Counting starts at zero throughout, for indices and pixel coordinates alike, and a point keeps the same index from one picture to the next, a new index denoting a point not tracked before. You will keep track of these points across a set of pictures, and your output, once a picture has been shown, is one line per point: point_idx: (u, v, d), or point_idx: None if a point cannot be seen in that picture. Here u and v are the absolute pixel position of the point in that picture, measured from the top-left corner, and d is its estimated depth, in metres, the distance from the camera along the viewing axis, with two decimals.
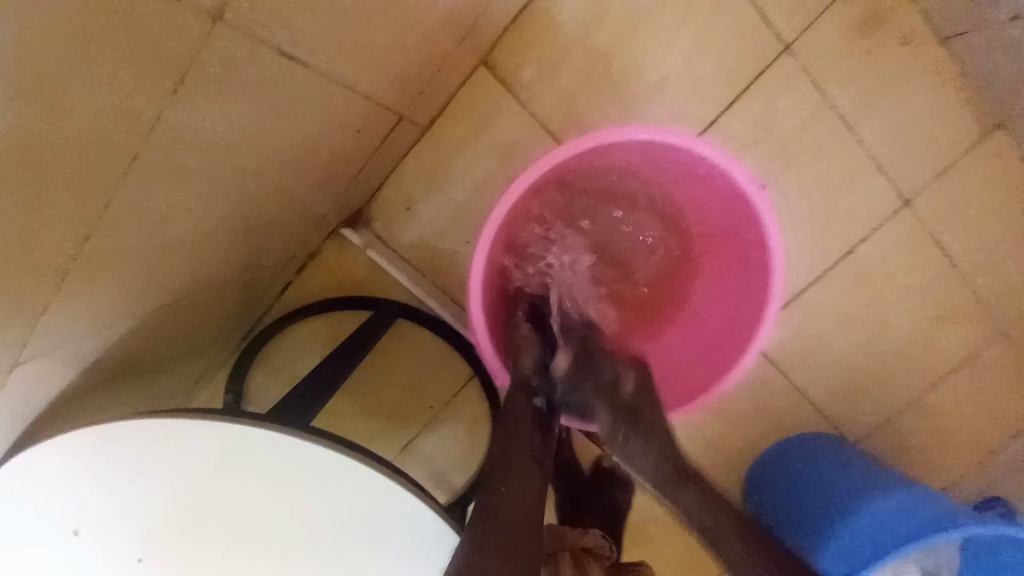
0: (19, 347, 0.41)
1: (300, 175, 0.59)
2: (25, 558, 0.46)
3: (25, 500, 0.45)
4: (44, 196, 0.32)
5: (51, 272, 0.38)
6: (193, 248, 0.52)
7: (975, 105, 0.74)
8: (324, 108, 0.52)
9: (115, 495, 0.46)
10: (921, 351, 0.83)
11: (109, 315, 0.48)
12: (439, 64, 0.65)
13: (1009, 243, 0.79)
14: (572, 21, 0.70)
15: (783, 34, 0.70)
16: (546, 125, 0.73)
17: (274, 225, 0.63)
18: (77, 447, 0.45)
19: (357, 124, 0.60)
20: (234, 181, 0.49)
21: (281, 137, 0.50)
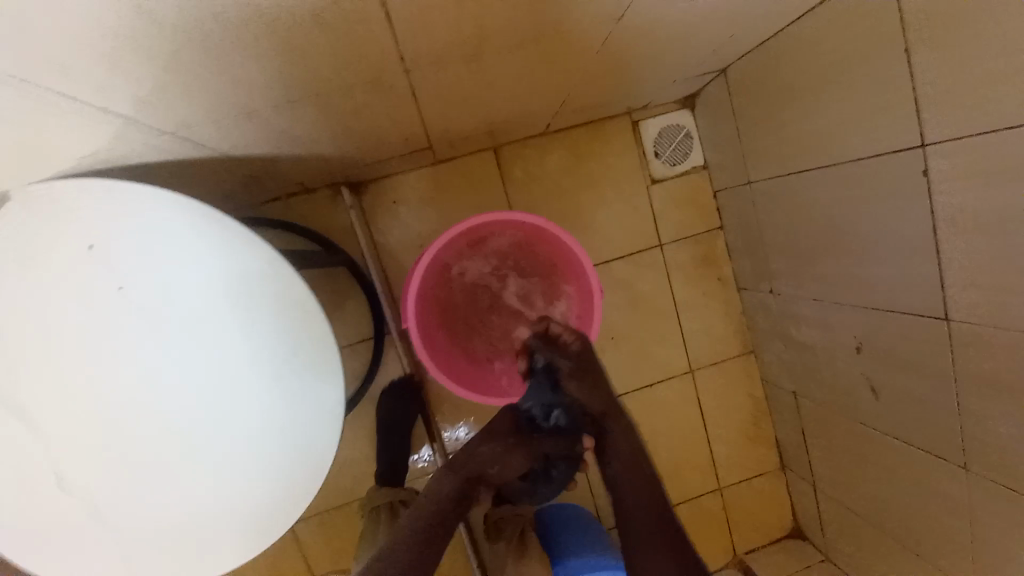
0: (151, 107, 0.54)
1: (351, 150, 0.83)
2: (34, 241, 0.54)
3: (72, 203, 0.55)
4: (225, 91, 0.55)
5: (176, 99, 0.53)
6: (269, 151, 0.73)
7: (747, 334, 1.19)
8: (390, 126, 0.79)
9: (140, 244, 0.56)
10: (669, 476, 1.19)
11: (209, 131, 0.63)
12: (467, 137, 0.96)
13: (739, 429, 1.21)
14: (557, 162, 1.08)
15: (662, 237, 1.13)
16: (512, 207, 1.07)
17: (316, 166, 0.85)
18: (142, 193, 0.56)
19: (402, 142, 0.87)
20: (319, 135, 0.73)
21: (361, 128, 0.75)
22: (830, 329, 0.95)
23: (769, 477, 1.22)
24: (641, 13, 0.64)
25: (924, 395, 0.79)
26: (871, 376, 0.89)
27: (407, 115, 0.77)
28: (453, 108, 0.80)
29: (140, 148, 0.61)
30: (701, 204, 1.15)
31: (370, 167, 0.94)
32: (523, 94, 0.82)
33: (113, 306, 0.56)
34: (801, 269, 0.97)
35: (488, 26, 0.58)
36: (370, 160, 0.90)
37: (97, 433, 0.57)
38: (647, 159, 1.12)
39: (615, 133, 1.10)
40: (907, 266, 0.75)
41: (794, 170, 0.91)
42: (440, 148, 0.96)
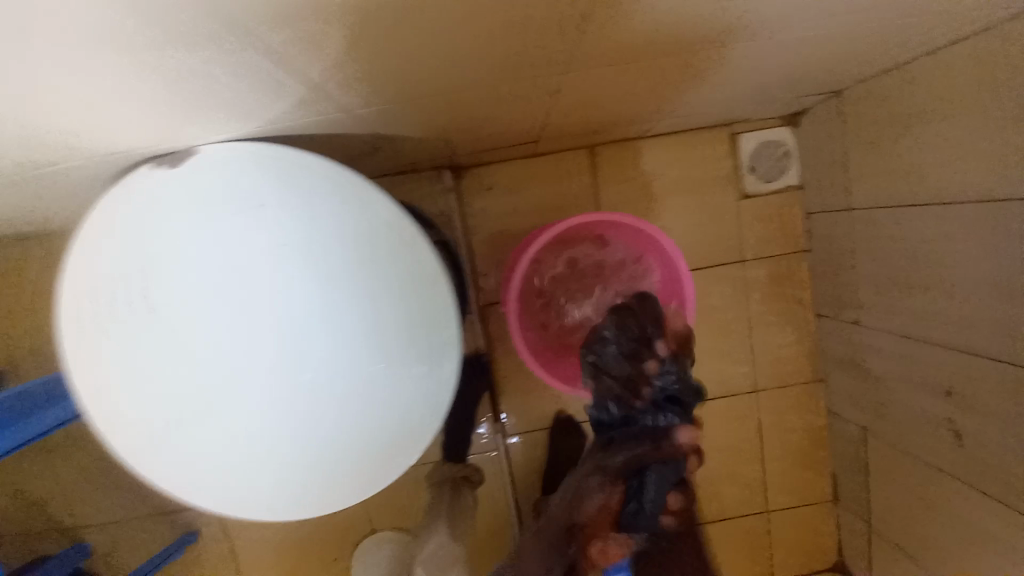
0: (326, 92, 0.58)
1: (464, 138, 0.87)
2: (214, 193, 0.60)
3: (249, 162, 0.60)
4: (388, 80, 0.58)
5: (347, 87, 0.58)
6: (397, 132, 0.77)
7: (817, 362, 1.17)
8: (507, 120, 0.82)
9: (302, 206, 0.61)
10: (716, 491, 1.19)
11: (360, 114, 0.67)
12: (569, 134, 0.98)
13: (795, 456, 1.19)
14: (650, 167, 1.09)
15: (744, 253, 1.12)
16: (600, 206, 1.08)
17: (429, 149, 0.89)
18: (310, 160, 0.61)
19: (510, 135, 0.90)
20: (443, 122, 0.77)
21: (482, 119, 0.79)
22: (917, 371, 0.92)
23: (819, 509, 1.21)
24: (781, 32, 0.64)
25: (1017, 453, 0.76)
26: (955, 423, 0.86)
27: (527, 109, 0.79)
28: (569, 107, 0.82)
29: (300, 122, 0.66)
30: (789, 225, 1.13)
31: (475, 153, 0.97)
32: (637, 97, 0.83)
33: (270, 260, 0.62)
34: (890, 304, 0.95)
35: (634, 33, 0.58)
36: (477, 147, 0.93)
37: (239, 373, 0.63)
38: (741, 173, 1.11)
39: (711, 143, 1.10)
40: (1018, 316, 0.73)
41: (902, 202, 0.88)
42: (543, 140, 0.98)
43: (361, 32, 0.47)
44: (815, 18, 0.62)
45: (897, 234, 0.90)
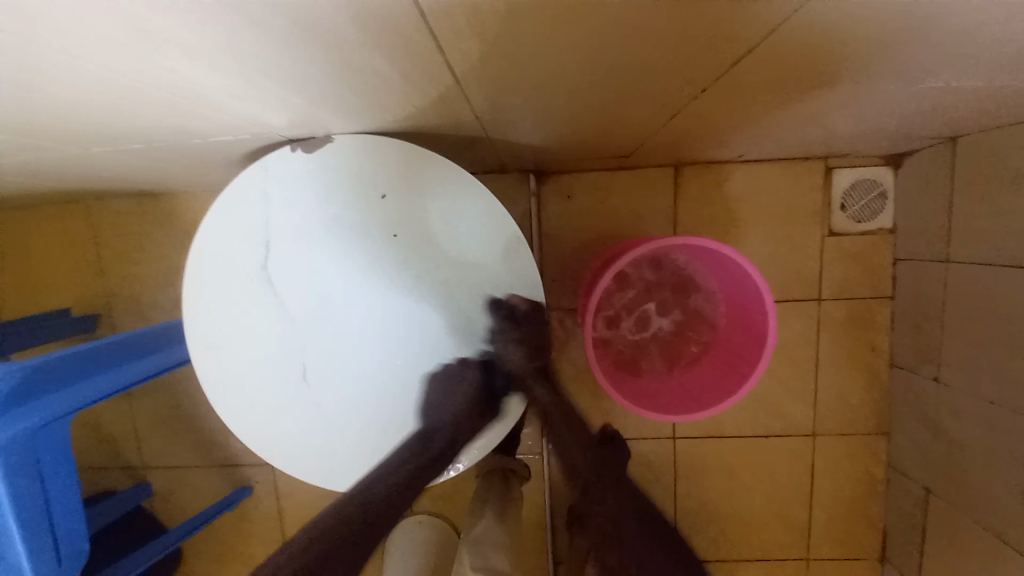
0: (449, 95, 0.61)
1: (557, 145, 0.88)
2: (346, 181, 0.66)
3: (381, 158, 0.66)
4: (508, 87, 0.60)
5: (466, 90, 0.60)
6: (499, 136, 0.79)
7: (884, 414, 1.12)
8: (601, 133, 0.82)
9: (423, 203, 0.67)
10: (757, 530, 1.16)
11: (471, 119, 0.70)
12: (657, 151, 0.98)
13: (845, 506, 1.15)
14: (734, 192, 1.07)
15: (821, 291, 1.09)
16: (676, 226, 1.07)
17: (520, 153, 0.91)
18: (437, 164, 0.67)
19: (600, 147, 0.91)
20: (542, 130, 0.78)
21: (578, 131, 0.79)
22: (997, 441, 0.87)
23: (864, 564, 1.16)
24: (913, 70, 0.61)
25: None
26: None
27: (624, 127, 0.79)
28: (665, 126, 0.81)
29: (420, 126, 0.70)
30: (874, 268, 1.08)
31: (561, 161, 0.98)
32: (734, 124, 0.81)
33: (387, 248, 0.67)
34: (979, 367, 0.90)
35: (758, 62, 0.57)
36: (565, 156, 0.95)
37: (342, 348, 0.68)
38: (829, 208, 1.07)
39: (801, 176, 1.07)
40: None
41: (1008, 263, 0.83)
42: (630, 155, 0.98)
43: (500, 43, 0.48)
44: (949, 62, 0.59)
45: (999, 295, 0.85)
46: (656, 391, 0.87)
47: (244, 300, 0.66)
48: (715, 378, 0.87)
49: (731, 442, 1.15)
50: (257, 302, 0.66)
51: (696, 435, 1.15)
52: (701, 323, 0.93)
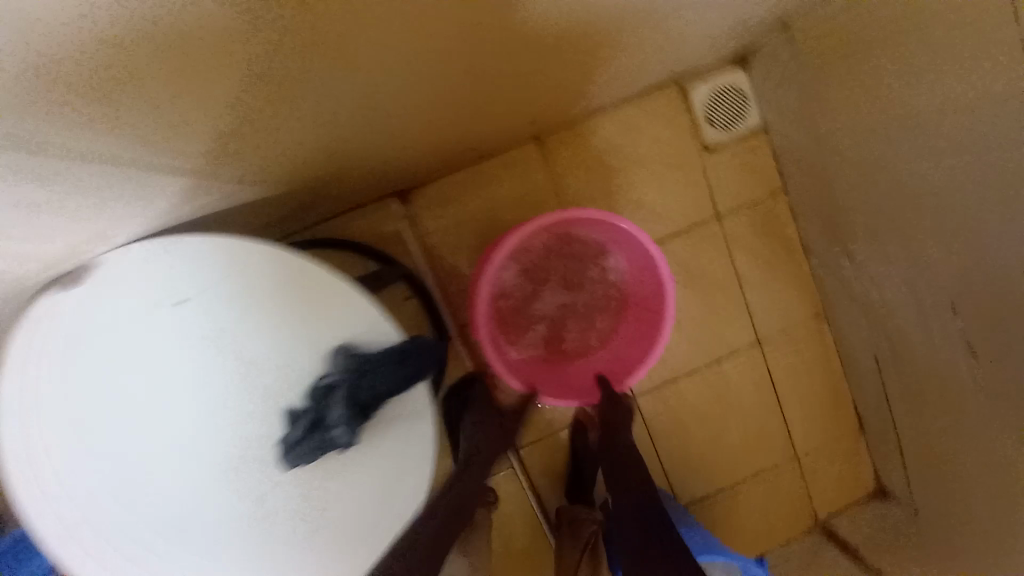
0: (206, 157, 0.53)
1: (395, 162, 0.81)
2: (129, 302, 0.56)
3: (160, 264, 0.56)
4: (274, 128, 0.53)
5: (224, 145, 0.51)
6: (318, 177, 0.72)
7: (818, 302, 1.13)
8: (427, 137, 0.76)
9: (228, 296, 0.57)
10: (744, 453, 1.18)
11: (251, 173, 0.62)
12: (507, 132, 0.93)
13: (813, 399, 1.17)
14: (603, 143, 1.03)
15: (720, 209, 1.08)
16: (560, 195, 1.03)
17: (362, 181, 0.84)
18: (231, 250, 0.57)
19: (443, 148, 0.84)
20: (361, 156, 0.71)
21: (401, 145, 0.73)
22: (919, 291, 0.87)
23: (848, 442, 1.20)
24: None
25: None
26: (969, 340, 0.81)
27: (449, 120, 0.73)
28: (493, 107, 0.76)
29: (205, 201, 0.63)
30: (761, 169, 1.07)
31: (414, 172, 0.92)
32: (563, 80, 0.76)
33: (206, 356, 0.57)
34: (882, 233, 0.90)
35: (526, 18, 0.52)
36: (413, 166, 0.88)
37: (199, 484, 0.58)
38: (699, 127, 1.04)
39: (661, 101, 1.04)
40: (1006, 224, 0.67)
41: (874, 123, 0.82)
42: (481, 144, 0.93)
43: (205, 77, 0.40)
44: None
45: (875, 155, 0.85)
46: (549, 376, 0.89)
47: (59, 471, 0.55)
48: (604, 361, 0.91)
49: (691, 381, 1.14)
50: (77, 466, 0.56)
51: (655, 388, 1.14)
52: (591, 268, 0.93)
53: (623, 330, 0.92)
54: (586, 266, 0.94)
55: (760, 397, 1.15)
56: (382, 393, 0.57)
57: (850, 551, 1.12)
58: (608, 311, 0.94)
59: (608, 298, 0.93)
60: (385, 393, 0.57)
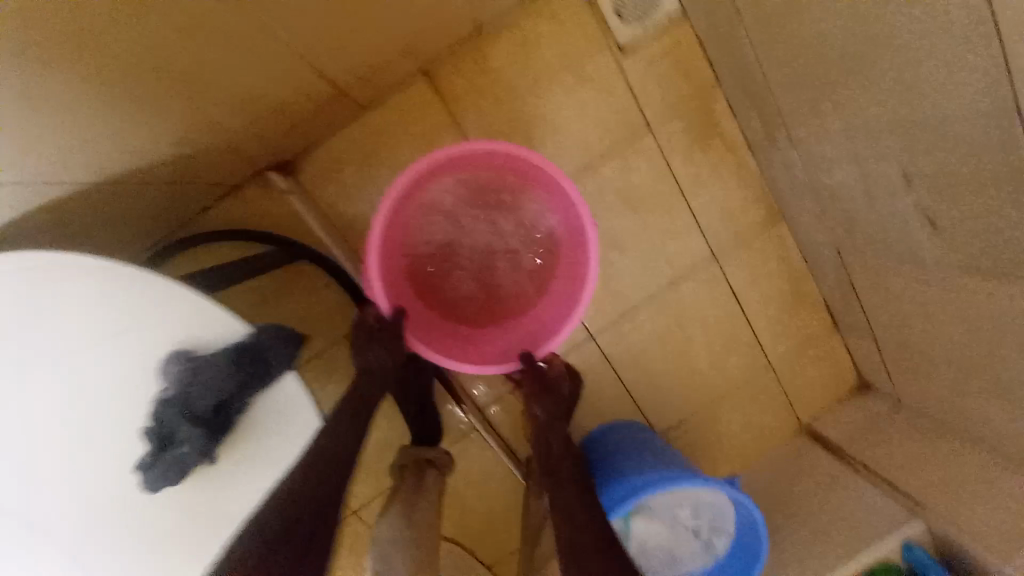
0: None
1: (240, 111, 0.72)
2: None
3: None
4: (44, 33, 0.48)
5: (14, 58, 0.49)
6: (148, 133, 0.65)
7: (769, 198, 1.05)
8: (265, 71, 0.68)
9: (31, 315, 0.55)
10: (716, 370, 1.14)
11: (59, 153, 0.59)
12: (380, 67, 0.81)
13: (779, 302, 1.12)
14: (501, 61, 0.91)
15: (646, 114, 0.97)
16: (466, 134, 0.92)
17: (216, 147, 0.75)
18: (24, 267, 0.55)
19: (296, 90, 0.74)
20: (191, 99, 0.65)
21: (237, 80, 0.67)
22: (866, 167, 0.78)
23: (822, 339, 1.16)
24: None
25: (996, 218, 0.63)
26: (926, 211, 0.73)
27: (234, 25, 0.60)
28: (327, 21, 0.66)
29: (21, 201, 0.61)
30: (684, 59, 0.95)
31: (275, 130, 0.79)
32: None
33: (24, 379, 0.55)
34: (817, 104, 0.80)
35: None
36: (266, 120, 0.76)
37: (48, 504, 0.56)
38: (607, 23, 0.91)
39: (558, 3, 0.90)
40: (941, 55, 0.57)
41: None
42: (348, 84, 0.80)
43: None
44: None
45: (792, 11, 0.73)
46: (441, 325, 0.89)
47: None
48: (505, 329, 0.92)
49: (648, 307, 1.08)
50: None
51: (612, 323, 1.08)
52: (518, 224, 0.92)
53: (534, 302, 0.92)
54: (512, 224, 0.93)
55: (721, 310, 1.10)
56: (226, 397, 0.57)
57: (837, 449, 1.10)
58: (524, 280, 0.94)
59: (530, 264, 0.93)
60: (231, 398, 0.57)
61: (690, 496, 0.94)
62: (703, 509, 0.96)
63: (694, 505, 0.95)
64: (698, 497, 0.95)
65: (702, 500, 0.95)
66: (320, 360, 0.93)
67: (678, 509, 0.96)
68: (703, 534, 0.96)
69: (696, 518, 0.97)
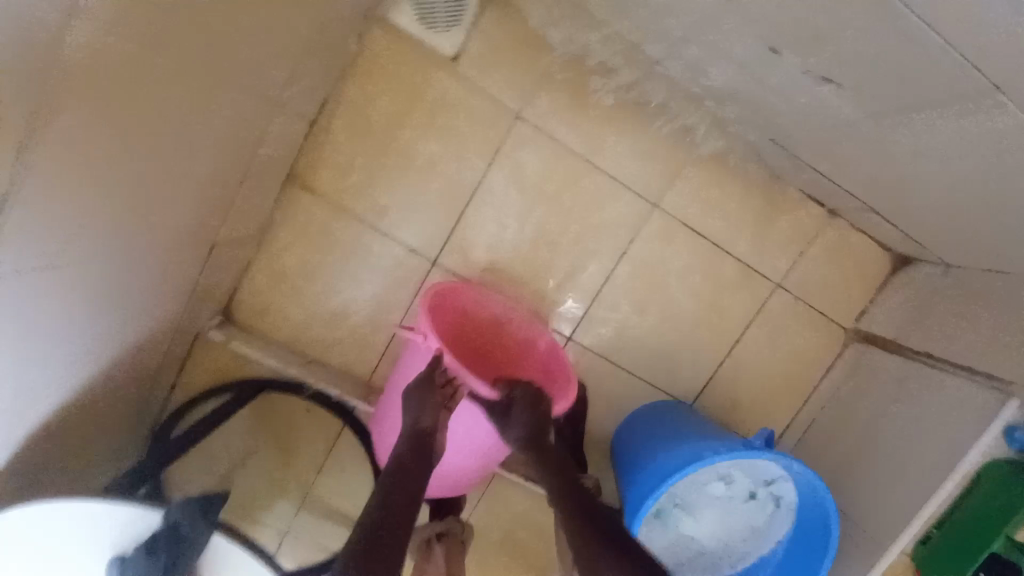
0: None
1: (166, 304, 0.78)
2: None
3: None
4: None
5: None
6: (105, 375, 0.72)
7: (679, 120, 0.95)
8: (166, 270, 0.73)
9: None
10: (716, 315, 1.03)
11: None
12: (252, 200, 0.86)
13: (749, 217, 1.00)
14: (353, 135, 0.92)
15: (511, 108, 0.93)
16: (355, 214, 0.95)
17: (158, 342, 0.82)
18: None
19: (199, 263, 0.80)
20: (124, 329, 0.71)
21: (148, 295, 0.72)
22: (744, 53, 0.67)
23: (822, 233, 1.01)
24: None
25: (916, 51, 0.51)
26: (818, 72, 0.62)
27: (132, 271, 0.65)
28: (195, 208, 0.71)
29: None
30: (519, 36, 0.90)
31: (184, 305, 0.83)
32: (211, 139, 0.67)
33: None
34: (661, 21, 0.71)
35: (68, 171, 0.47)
36: (174, 306, 0.81)
37: None
38: (425, 44, 0.89)
39: (376, 53, 0.90)
40: None
41: None
42: (222, 233, 0.82)
43: None
44: None
45: None
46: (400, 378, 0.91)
47: None
48: None
49: (611, 286, 1.01)
50: None
51: (582, 317, 1.02)
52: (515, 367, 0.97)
53: None
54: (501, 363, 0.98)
55: (691, 253, 1.01)
56: None
57: (892, 343, 0.97)
58: None
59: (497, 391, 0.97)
60: None
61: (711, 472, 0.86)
62: (736, 475, 0.86)
63: (724, 476, 0.86)
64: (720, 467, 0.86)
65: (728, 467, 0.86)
66: (329, 468, 0.99)
67: (710, 486, 0.88)
68: (759, 492, 0.87)
69: (737, 483, 0.88)
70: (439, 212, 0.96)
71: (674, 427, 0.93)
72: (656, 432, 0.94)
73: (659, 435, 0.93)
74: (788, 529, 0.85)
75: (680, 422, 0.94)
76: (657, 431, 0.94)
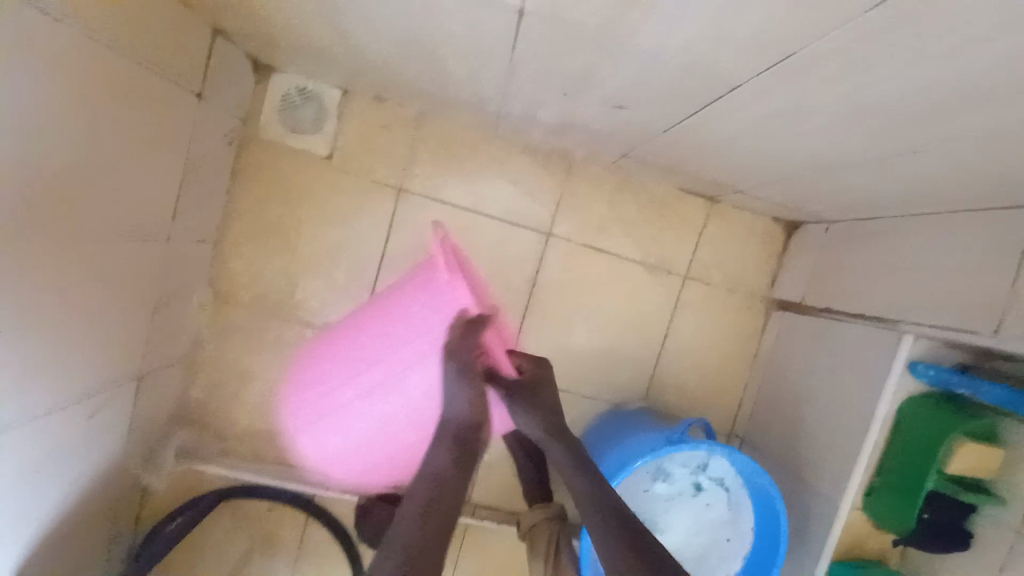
0: None
1: (115, 444, 0.85)
2: None
3: None
4: None
5: None
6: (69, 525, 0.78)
7: (548, 155, 1.03)
8: (106, 416, 0.80)
9: None
10: (636, 319, 1.08)
11: None
12: (175, 326, 0.94)
13: (638, 222, 1.06)
14: (257, 243, 1.00)
15: (393, 184, 1.01)
16: (275, 313, 1.01)
17: (115, 481, 0.88)
18: None
19: (136, 398, 0.87)
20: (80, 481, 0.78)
21: (95, 444, 0.79)
22: (552, 99, 0.75)
23: (709, 218, 1.06)
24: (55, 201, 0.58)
25: (656, 74, 0.59)
26: (609, 101, 0.70)
27: (63, 426, 0.70)
28: (118, 353, 0.79)
29: None
30: (382, 123, 1.00)
31: (132, 436, 0.89)
32: (119, 296, 0.75)
33: None
34: (483, 93, 0.80)
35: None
36: (122, 441, 0.87)
37: None
38: (301, 150, 0.99)
39: (259, 169, 0.99)
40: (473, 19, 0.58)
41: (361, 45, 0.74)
42: (147, 365, 0.88)
43: None
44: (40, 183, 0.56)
45: (397, 60, 0.76)
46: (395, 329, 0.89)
47: None
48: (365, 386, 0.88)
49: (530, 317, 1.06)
50: None
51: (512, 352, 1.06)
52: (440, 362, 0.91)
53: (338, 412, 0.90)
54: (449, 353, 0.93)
55: (595, 268, 1.06)
56: None
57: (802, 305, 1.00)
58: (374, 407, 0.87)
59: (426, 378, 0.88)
60: None
61: (645, 472, 0.88)
62: (668, 468, 0.88)
63: (658, 472, 0.88)
64: (651, 465, 0.88)
65: (657, 464, 0.88)
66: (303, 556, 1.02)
67: (653, 488, 0.89)
68: (703, 480, 0.89)
69: (675, 476, 0.89)
70: (352, 292, 1.03)
71: (608, 440, 0.95)
72: (597, 450, 0.96)
73: (599, 452, 0.95)
74: (747, 501, 0.88)
75: (612, 434, 0.96)
76: (597, 449, 0.96)
